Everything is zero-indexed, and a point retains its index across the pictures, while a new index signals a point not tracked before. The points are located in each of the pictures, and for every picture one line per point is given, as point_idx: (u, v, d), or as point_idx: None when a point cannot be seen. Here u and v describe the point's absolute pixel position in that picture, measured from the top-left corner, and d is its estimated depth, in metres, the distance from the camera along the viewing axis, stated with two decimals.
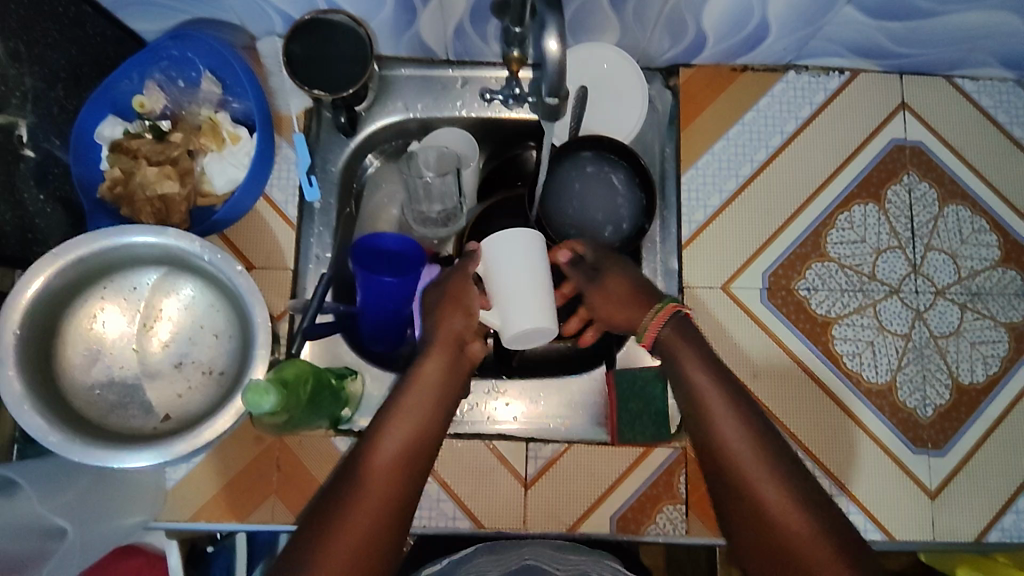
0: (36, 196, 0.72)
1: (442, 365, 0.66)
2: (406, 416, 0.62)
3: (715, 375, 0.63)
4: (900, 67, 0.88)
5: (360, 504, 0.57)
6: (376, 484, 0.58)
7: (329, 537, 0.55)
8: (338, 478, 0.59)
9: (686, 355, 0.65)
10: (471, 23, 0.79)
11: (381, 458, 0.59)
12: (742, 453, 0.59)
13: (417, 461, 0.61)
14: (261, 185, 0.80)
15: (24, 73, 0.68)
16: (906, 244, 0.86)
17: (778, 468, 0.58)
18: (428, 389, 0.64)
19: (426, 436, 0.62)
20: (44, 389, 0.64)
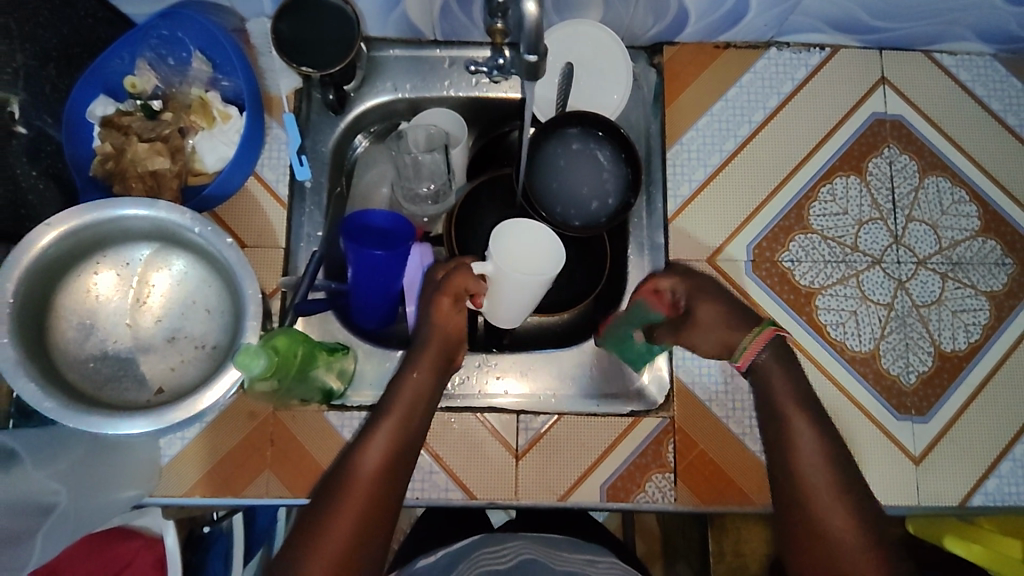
0: (29, 173, 0.72)
1: (429, 372, 0.67)
2: (389, 424, 0.63)
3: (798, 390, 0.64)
4: (879, 43, 0.90)
5: (339, 515, 0.58)
6: (355, 496, 0.59)
7: (310, 545, 0.57)
8: (323, 489, 0.61)
9: (779, 377, 0.65)
10: (456, 1, 0.81)
11: (362, 467, 0.61)
12: (816, 473, 0.60)
13: (397, 470, 0.62)
14: (251, 163, 0.81)
15: (16, 49, 0.70)
16: (887, 215, 0.88)
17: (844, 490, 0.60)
18: (410, 396, 0.65)
19: (408, 443, 0.64)
20: (38, 358, 0.65)
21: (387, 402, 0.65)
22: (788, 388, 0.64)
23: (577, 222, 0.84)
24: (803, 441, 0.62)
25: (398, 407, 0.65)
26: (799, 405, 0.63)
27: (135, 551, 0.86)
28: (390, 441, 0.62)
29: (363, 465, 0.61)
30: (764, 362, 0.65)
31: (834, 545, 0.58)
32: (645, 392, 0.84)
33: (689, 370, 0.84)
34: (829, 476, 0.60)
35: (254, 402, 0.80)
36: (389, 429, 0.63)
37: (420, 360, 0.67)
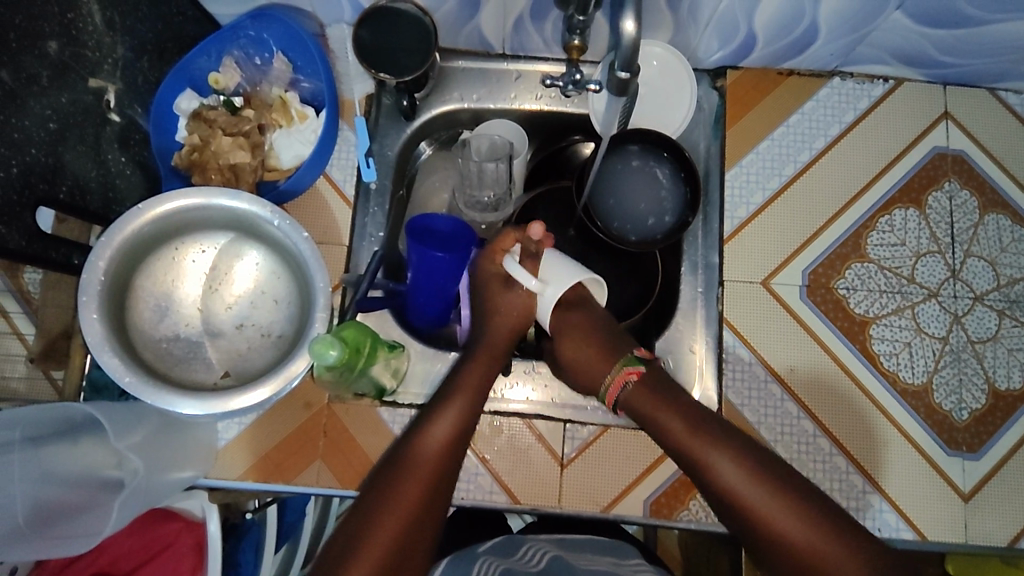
0: (118, 158, 0.77)
1: (483, 364, 0.68)
2: (455, 407, 0.65)
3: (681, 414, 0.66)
4: (944, 78, 0.90)
5: (400, 498, 0.59)
6: (419, 478, 0.60)
7: (370, 527, 0.58)
8: (381, 470, 0.62)
9: (652, 407, 0.67)
10: (531, 18, 0.83)
11: (427, 448, 0.62)
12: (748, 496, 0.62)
13: (456, 454, 0.63)
14: (324, 162, 0.84)
15: (118, 42, 0.73)
16: (946, 249, 0.88)
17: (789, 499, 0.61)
18: (474, 382, 0.67)
19: (469, 428, 0.65)
20: (120, 334, 0.68)
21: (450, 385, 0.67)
22: (672, 411, 0.66)
23: (633, 237, 0.85)
24: (708, 453, 0.64)
25: (466, 390, 0.66)
26: (698, 429, 0.65)
27: (175, 534, 0.84)
28: (454, 423, 0.64)
29: (428, 447, 0.62)
30: (629, 396, 0.68)
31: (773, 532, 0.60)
32: None
33: (739, 389, 0.84)
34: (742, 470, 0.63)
35: (310, 393, 0.83)
36: (454, 413, 0.64)
37: (483, 351, 0.69)
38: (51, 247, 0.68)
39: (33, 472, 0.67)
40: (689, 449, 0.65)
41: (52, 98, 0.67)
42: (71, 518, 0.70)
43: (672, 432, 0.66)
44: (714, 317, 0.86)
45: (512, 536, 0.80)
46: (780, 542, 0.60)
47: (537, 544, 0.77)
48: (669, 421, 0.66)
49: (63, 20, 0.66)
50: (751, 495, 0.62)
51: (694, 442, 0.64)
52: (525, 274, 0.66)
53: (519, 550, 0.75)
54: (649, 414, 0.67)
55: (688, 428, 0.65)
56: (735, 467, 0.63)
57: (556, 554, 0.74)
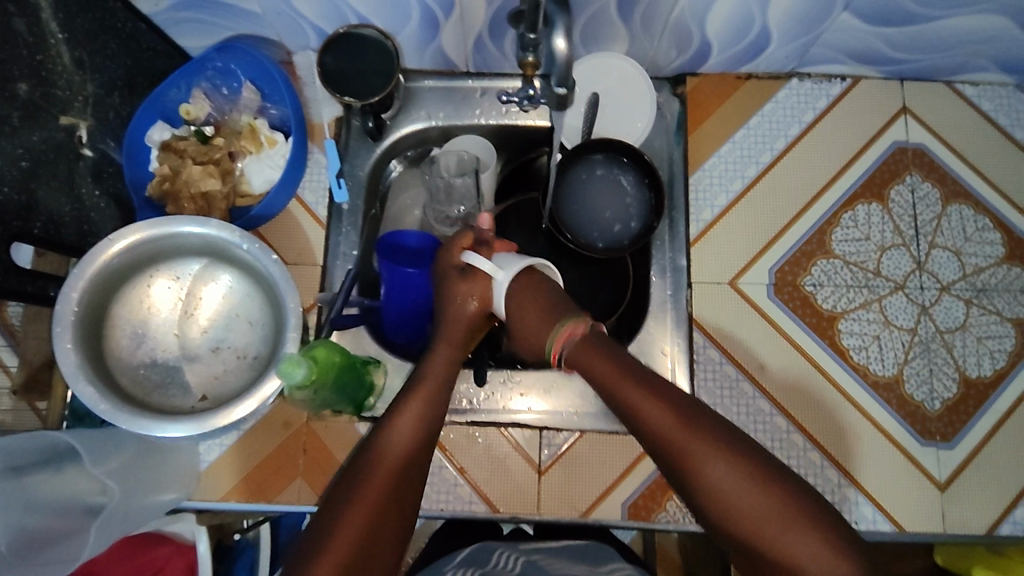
0: (92, 192, 0.80)
1: (450, 354, 0.70)
2: (417, 403, 0.66)
3: (611, 360, 0.64)
4: (900, 73, 0.92)
5: (362, 500, 0.60)
6: (383, 475, 0.61)
7: (334, 529, 0.58)
8: (344, 474, 0.63)
9: (587, 355, 0.65)
10: (490, 36, 0.85)
11: (390, 448, 0.63)
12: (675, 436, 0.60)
13: (425, 444, 0.65)
14: (294, 185, 0.87)
15: (87, 80, 0.76)
16: (910, 241, 0.89)
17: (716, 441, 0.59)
18: (437, 377, 0.68)
19: (433, 425, 0.66)
20: (96, 363, 0.70)
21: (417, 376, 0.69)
22: (599, 355, 0.65)
23: (600, 244, 0.87)
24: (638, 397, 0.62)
25: (426, 387, 0.67)
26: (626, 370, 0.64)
27: (167, 557, 0.85)
28: (417, 419, 0.65)
29: (393, 445, 0.63)
30: (570, 354, 0.66)
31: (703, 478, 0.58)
32: None
33: (711, 389, 0.85)
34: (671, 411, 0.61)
35: (288, 412, 0.84)
36: (417, 410, 0.65)
37: (444, 343, 0.70)
38: (26, 281, 0.70)
39: (17, 500, 0.67)
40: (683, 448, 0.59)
41: (23, 137, 0.69)
42: (53, 545, 0.69)
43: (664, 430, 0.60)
44: (684, 319, 0.87)
45: (489, 542, 0.82)
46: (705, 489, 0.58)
47: (510, 551, 0.78)
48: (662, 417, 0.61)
49: (32, 62, 0.69)
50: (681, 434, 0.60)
51: (636, 395, 0.62)
52: (482, 260, 0.70)
53: (493, 557, 0.77)
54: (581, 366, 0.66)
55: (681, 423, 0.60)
56: (731, 469, 0.58)
57: (530, 559, 0.76)
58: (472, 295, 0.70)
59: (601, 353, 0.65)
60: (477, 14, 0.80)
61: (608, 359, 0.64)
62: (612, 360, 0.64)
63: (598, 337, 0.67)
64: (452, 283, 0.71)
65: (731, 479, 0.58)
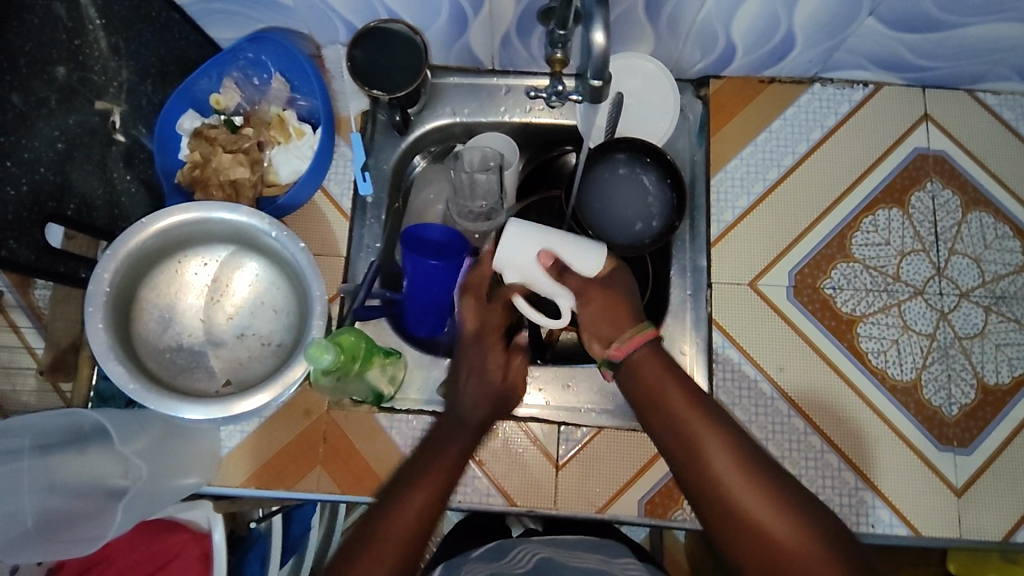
0: (124, 176, 0.81)
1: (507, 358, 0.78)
2: (466, 433, 0.71)
3: (674, 379, 0.66)
4: (922, 81, 0.93)
5: (411, 505, 0.63)
6: (436, 473, 0.66)
7: (386, 526, 0.62)
8: (400, 477, 0.67)
9: (651, 373, 0.66)
10: (518, 33, 0.86)
11: (440, 464, 0.67)
12: (721, 466, 0.61)
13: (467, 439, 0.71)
14: (321, 177, 0.88)
15: (122, 67, 0.77)
16: (930, 247, 0.89)
17: (757, 474, 0.60)
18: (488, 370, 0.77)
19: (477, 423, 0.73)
20: (124, 344, 0.71)
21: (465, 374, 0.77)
22: (663, 374, 0.66)
23: (622, 242, 0.87)
24: (692, 418, 0.63)
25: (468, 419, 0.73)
26: (682, 391, 0.65)
27: (182, 545, 0.85)
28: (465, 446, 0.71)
29: (449, 456, 0.68)
30: (632, 368, 0.67)
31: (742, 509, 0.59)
32: None
33: (729, 389, 0.85)
34: (725, 440, 0.62)
35: (310, 401, 0.85)
36: (466, 440, 0.71)
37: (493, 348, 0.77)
38: (58, 261, 0.71)
39: (41, 481, 0.71)
40: (736, 490, 0.60)
41: (60, 120, 0.70)
42: (76, 525, 0.72)
43: (722, 476, 0.60)
44: (704, 319, 0.88)
45: (502, 542, 0.81)
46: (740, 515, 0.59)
47: (526, 547, 0.77)
48: (722, 462, 0.61)
49: (71, 47, 0.70)
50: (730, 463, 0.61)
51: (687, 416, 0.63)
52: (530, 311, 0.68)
53: (508, 553, 0.76)
54: (640, 383, 0.66)
55: (738, 466, 0.61)
56: (775, 510, 0.58)
57: (545, 556, 0.74)
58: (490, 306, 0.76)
59: (667, 375, 0.66)
60: (506, 11, 0.81)
61: (670, 379, 0.65)
62: (677, 383, 0.65)
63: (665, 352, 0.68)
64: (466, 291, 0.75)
65: (772, 521, 0.58)
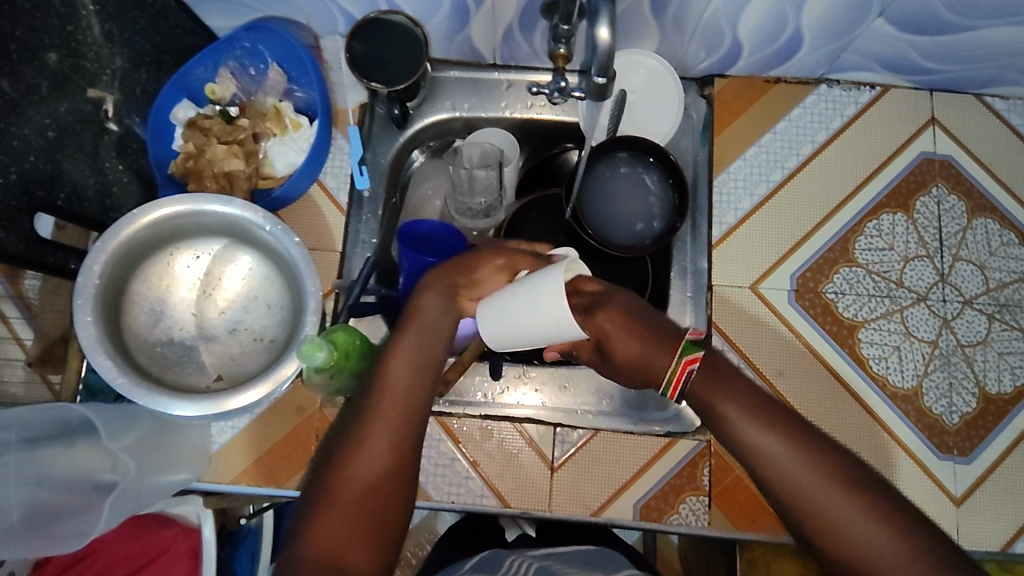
0: (116, 166, 0.79)
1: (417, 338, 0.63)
2: (408, 352, 0.62)
3: (735, 396, 0.63)
4: (930, 84, 0.91)
5: (361, 462, 0.58)
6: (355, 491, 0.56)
7: (331, 490, 0.57)
8: (339, 453, 0.59)
9: (715, 396, 0.63)
10: (520, 27, 0.84)
11: (388, 395, 0.61)
12: (799, 476, 0.58)
13: (408, 448, 0.60)
14: (317, 170, 0.86)
15: (116, 54, 0.76)
16: (934, 253, 0.88)
17: (838, 479, 0.57)
18: (412, 352, 0.62)
19: (414, 421, 0.61)
20: (113, 337, 0.69)
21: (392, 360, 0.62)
22: (726, 394, 0.63)
23: (620, 242, 0.86)
24: (757, 431, 0.60)
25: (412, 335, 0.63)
26: (745, 404, 0.62)
27: (171, 539, 0.84)
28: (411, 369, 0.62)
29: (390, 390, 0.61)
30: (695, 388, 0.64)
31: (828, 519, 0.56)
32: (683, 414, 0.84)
33: None
34: (796, 449, 0.59)
35: (303, 397, 0.83)
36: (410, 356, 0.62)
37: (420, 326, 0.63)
38: (47, 252, 0.70)
39: (29, 475, 0.69)
40: (790, 470, 0.58)
41: (50, 107, 0.69)
42: (62, 521, 0.71)
43: (803, 488, 0.57)
44: (703, 321, 0.86)
45: (496, 551, 0.79)
46: (824, 523, 0.56)
47: (522, 556, 0.77)
48: (802, 469, 0.58)
49: (63, 32, 0.68)
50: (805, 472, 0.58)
51: (750, 429, 0.61)
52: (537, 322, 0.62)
53: (504, 562, 0.75)
54: (705, 403, 0.64)
55: (817, 472, 0.58)
56: (863, 513, 0.55)
57: (543, 565, 0.74)
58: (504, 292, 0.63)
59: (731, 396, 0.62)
60: (508, 4, 0.80)
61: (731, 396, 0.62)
62: (739, 399, 0.62)
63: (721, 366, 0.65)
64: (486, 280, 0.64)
65: (829, 495, 0.56)
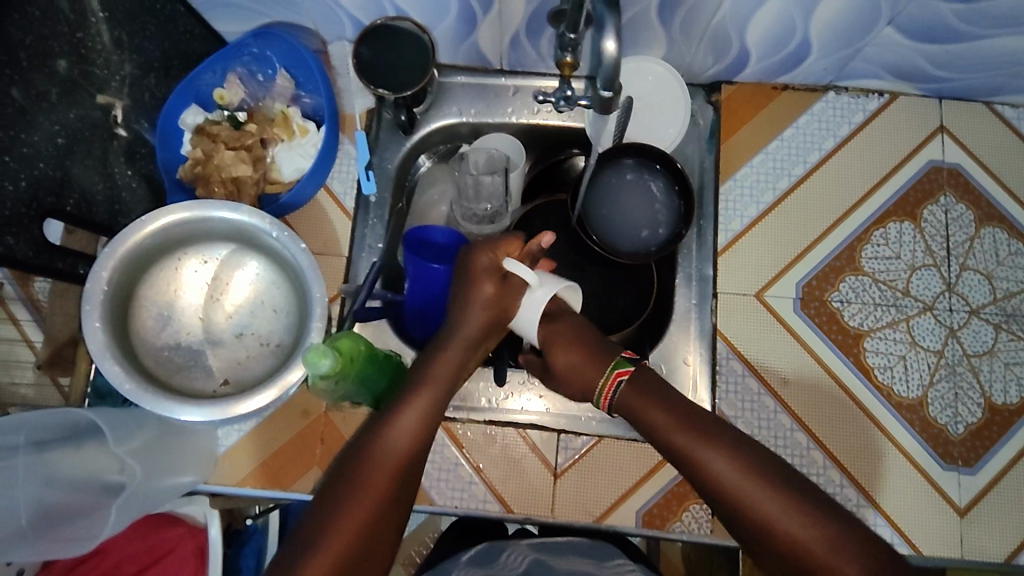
0: (124, 171, 0.80)
1: (458, 356, 0.69)
2: (419, 405, 0.65)
3: (667, 408, 0.67)
4: (939, 92, 0.91)
5: (375, 473, 0.61)
6: (371, 491, 0.60)
7: (351, 487, 0.60)
8: (345, 464, 0.63)
9: (645, 408, 0.67)
10: (527, 34, 0.84)
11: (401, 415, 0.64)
12: (729, 481, 0.62)
13: (421, 451, 0.63)
14: (324, 176, 0.87)
15: (125, 60, 0.76)
16: (941, 262, 0.88)
17: (768, 483, 0.61)
18: (440, 379, 0.67)
19: (432, 429, 0.65)
20: (122, 342, 0.70)
21: (421, 379, 0.67)
22: (658, 406, 0.67)
23: (626, 250, 0.86)
24: (694, 441, 0.64)
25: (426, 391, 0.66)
26: (679, 416, 0.66)
27: (178, 538, 0.84)
28: (420, 419, 0.64)
29: (393, 441, 0.62)
30: (623, 398, 0.69)
31: (764, 517, 0.60)
32: None
33: (732, 402, 0.84)
34: (729, 456, 0.63)
35: (308, 401, 0.84)
36: (420, 409, 0.65)
37: (456, 341, 0.69)
38: (57, 258, 0.70)
39: (39, 474, 0.69)
40: (747, 496, 0.61)
41: (60, 114, 0.69)
42: (71, 522, 0.72)
43: (734, 490, 0.61)
44: (708, 329, 0.86)
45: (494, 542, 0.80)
46: (760, 524, 0.60)
47: (517, 548, 0.77)
48: (730, 472, 0.62)
49: (73, 39, 0.69)
50: (739, 480, 0.61)
51: (683, 435, 0.65)
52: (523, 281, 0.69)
53: (500, 556, 0.76)
54: (639, 416, 0.68)
55: (750, 478, 0.61)
56: (794, 514, 0.59)
57: (537, 557, 0.75)
58: (489, 301, 0.69)
59: (661, 406, 0.67)
60: (515, 11, 0.80)
61: (665, 408, 0.67)
62: (666, 410, 0.67)
63: (648, 378, 0.70)
64: (473, 286, 0.70)
65: (760, 499, 0.60)
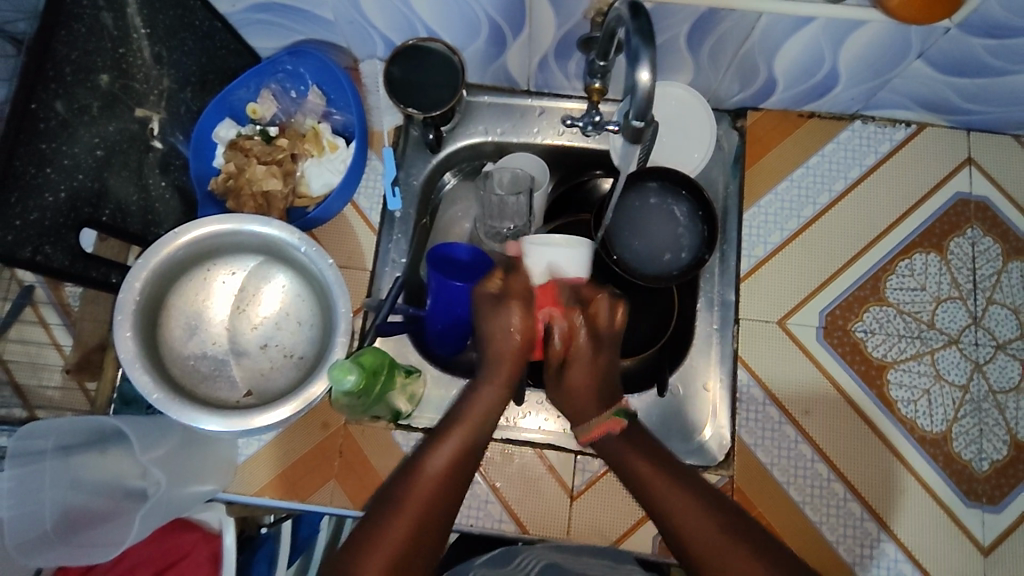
0: (158, 183, 0.82)
1: (494, 395, 0.68)
2: (455, 437, 0.63)
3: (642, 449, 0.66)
4: (967, 124, 0.91)
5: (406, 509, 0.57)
6: (401, 528, 0.56)
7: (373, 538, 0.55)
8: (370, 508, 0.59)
9: (626, 450, 0.67)
10: (555, 58, 0.85)
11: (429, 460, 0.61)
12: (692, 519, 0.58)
13: (453, 486, 0.60)
14: (351, 191, 0.88)
15: (164, 75, 0.78)
16: (967, 295, 0.87)
17: (729, 520, 0.58)
18: (475, 417, 0.66)
19: (469, 466, 0.63)
20: (151, 349, 0.71)
21: (453, 415, 0.66)
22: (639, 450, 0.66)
23: (649, 272, 0.84)
24: (660, 480, 0.62)
25: (464, 424, 0.65)
26: (654, 457, 0.65)
27: (192, 545, 0.79)
28: (455, 453, 0.62)
29: (429, 474, 0.60)
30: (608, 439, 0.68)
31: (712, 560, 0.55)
32: (705, 448, 0.82)
33: (753, 429, 0.83)
34: (691, 497, 0.60)
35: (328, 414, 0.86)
36: (455, 442, 0.63)
37: (490, 376, 0.69)
38: (92, 266, 0.72)
39: (63, 481, 0.71)
40: (702, 542, 0.56)
41: (100, 127, 0.71)
42: (95, 525, 0.72)
43: (685, 526, 0.58)
44: (730, 355, 0.85)
45: (510, 548, 0.78)
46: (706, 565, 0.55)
47: (533, 553, 0.75)
48: (685, 505, 0.59)
49: (115, 55, 0.71)
50: (698, 516, 0.58)
51: (644, 470, 0.64)
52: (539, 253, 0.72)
53: (515, 559, 0.74)
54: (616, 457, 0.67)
55: (705, 514, 0.58)
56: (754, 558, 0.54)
57: (552, 561, 0.72)
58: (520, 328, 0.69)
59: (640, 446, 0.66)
60: (545, 36, 0.81)
61: (649, 460, 0.64)
62: (641, 450, 0.66)
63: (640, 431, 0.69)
64: (505, 312, 0.70)
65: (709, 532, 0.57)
